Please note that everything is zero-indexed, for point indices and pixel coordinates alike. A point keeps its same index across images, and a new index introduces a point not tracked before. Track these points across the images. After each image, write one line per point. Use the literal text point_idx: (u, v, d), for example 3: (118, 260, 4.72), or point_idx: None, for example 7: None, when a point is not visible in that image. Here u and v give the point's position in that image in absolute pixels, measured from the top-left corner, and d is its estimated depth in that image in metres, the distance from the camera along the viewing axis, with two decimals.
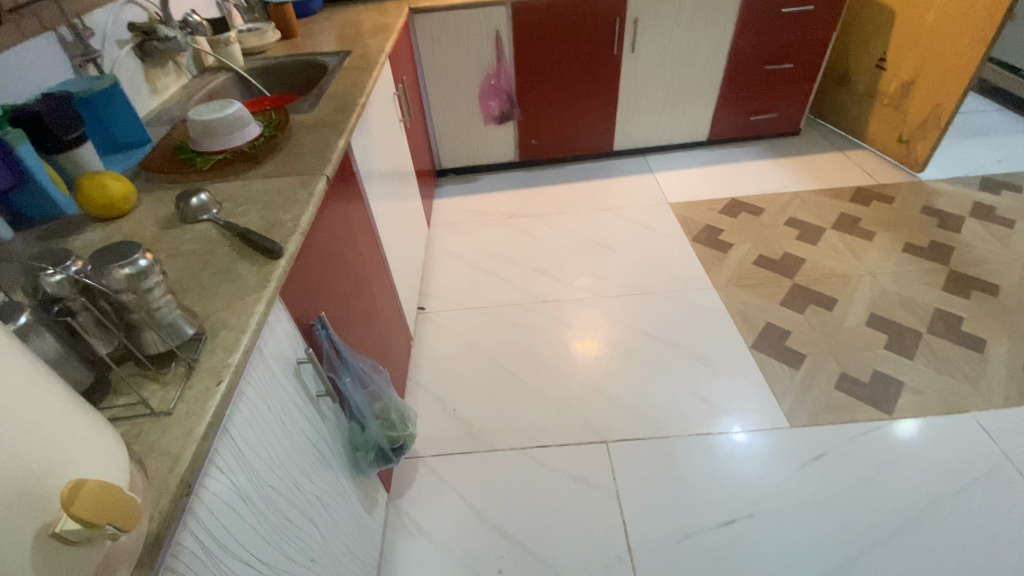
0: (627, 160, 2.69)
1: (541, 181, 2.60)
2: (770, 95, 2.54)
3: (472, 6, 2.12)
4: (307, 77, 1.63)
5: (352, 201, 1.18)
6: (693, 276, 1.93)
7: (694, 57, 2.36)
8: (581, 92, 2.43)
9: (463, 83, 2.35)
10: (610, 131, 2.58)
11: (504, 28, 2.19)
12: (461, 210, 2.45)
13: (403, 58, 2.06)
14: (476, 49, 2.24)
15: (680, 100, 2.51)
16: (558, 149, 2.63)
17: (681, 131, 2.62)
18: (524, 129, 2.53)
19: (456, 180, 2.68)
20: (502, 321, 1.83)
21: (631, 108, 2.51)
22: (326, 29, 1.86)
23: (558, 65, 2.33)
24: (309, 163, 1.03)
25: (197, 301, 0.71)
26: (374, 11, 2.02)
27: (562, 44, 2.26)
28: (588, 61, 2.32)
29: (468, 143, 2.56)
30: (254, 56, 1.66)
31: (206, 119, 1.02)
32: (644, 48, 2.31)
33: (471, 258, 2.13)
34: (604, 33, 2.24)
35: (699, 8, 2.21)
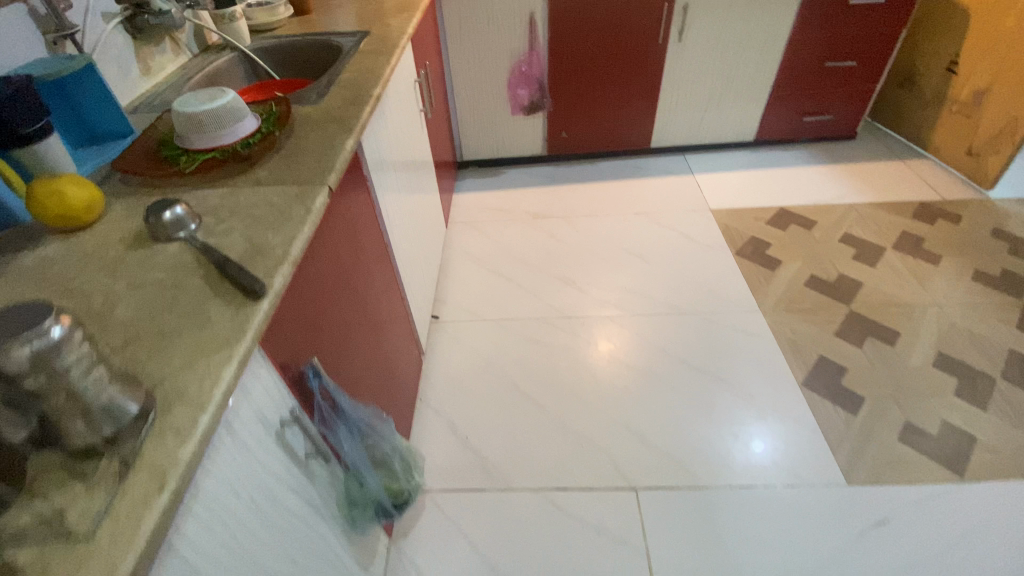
0: (663, 159, 2.48)
1: (569, 179, 2.41)
2: (828, 94, 2.30)
3: None
4: (319, 60, 1.47)
5: (359, 210, 1.02)
6: (736, 296, 1.74)
7: (747, 49, 2.14)
8: (619, 83, 2.22)
9: (491, 69, 2.16)
10: (648, 126, 2.38)
11: (539, 10, 1.99)
12: (483, 207, 2.28)
13: (427, 40, 1.88)
14: (507, 32, 2.05)
15: (727, 96, 2.29)
16: (590, 144, 2.43)
17: (726, 129, 2.40)
18: (554, 122, 2.34)
19: (479, 173, 2.50)
20: (523, 337, 1.67)
21: (672, 103, 2.30)
22: (343, 6, 1.69)
23: (596, 53, 2.12)
24: (310, 168, 0.87)
25: (153, 358, 0.56)
26: None
27: (601, 29, 2.05)
28: (629, 50, 2.11)
29: (493, 134, 2.38)
30: (262, 34, 1.50)
31: (191, 111, 0.87)
32: (692, 38, 2.09)
33: (490, 263, 1.97)
34: (649, 19, 2.03)
35: None
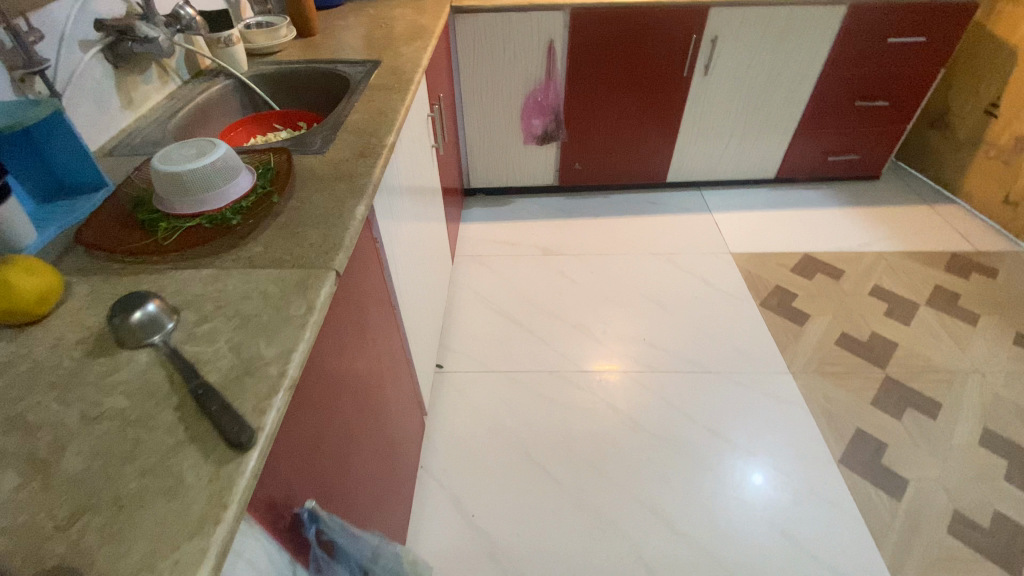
0: (680, 194, 2.37)
1: (582, 212, 2.29)
2: (855, 134, 2.20)
3: (523, 10, 1.80)
4: (322, 90, 1.33)
5: (366, 282, 0.88)
6: (763, 354, 1.63)
7: (774, 86, 2.04)
8: (639, 115, 2.11)
9: (505, 95, 2.04)
10: (666, 160, 2.27)
11: (559, 37, 1.87)
12: (490, 239, 2.15)
13: (439, 66, 1.76)
14: (524, 59, 1.92)
15: (750, 133, 2.18)
16: (604, 175, 2.31)
17: (747, 165, 2.30)
18: (568, 152, 2.22)
19: (486, 201, 2.38)
20: (535, 394, 1.54)
21: (693, 136, 2.19)
22: (351, 29, 1.56)
23: (616, 84, 2.01)
24: (312, 245, 0.73)
25: (105, 544, 0.43)
26: (409, 9, 1.71)
27: (623, 60, 1.94)
28: (651, 82, 2.00)
29: (503, 162, 2.25)
30: (262, 59, 1.36)
31: (172, 170, 0.74)
32: (718, 71, 1.98)
33: (498, 303, 1.83)
34: (675, 51, 1.92)
35: (789, 32, 1.88)
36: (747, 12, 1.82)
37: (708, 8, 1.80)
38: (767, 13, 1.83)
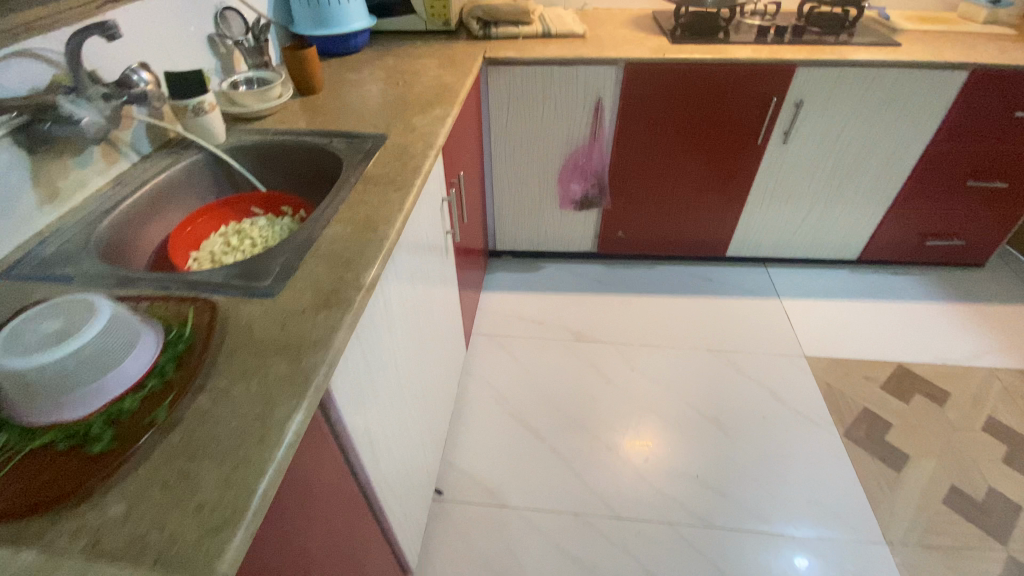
0: (741, 270, 2.03)
1: (623, 286, 1.98)
2: (961, 216, 1.83)
3: (569, 65, 1.53)
4: (313, 168, 1.08)
5: (299, 521, 0.59)
6: (848, 513, 1.28)
7: (867, 157, 1.69)
8: (698, 183, 1.80)
9: (541, 155, 1.76)
10: (726, 233, 1.94)
11: (609, 95, 1.59)
12: (514, 315, 1.85)
13: (466, 127, 1.50)
14: (566, 117, 1.65)
15: (831, 208, 1.84)
16: (651, 245, 2.00)
17: (823, 243, 1.94)
18: (611, 219, 1.92)
19: (514, 265, 2.09)
20: (554, 547, 1.23)
21: (761, 208, 1.86)
22: (363, 86, 1.32)
23: (673, 148, 1.71)
24: (201, 511, 0.45)
25: None
26: (436, 61, 1.47)
27: (683, 122, 1.64)
28: (717, 148, 1.69)
29: (536, 225, 1.98)
30: (248, 125, 1.13)
31: (10, 362, 0.48)
32: (800, 140, 1.65)
33: (517, 405, 1.53)
34: (748, 115, 1.60)
35: (891, 99, 1.55)
36: (842, 73, 1.49)
37: (794, 67, 1.49)
38: (867, 76, 1.50)
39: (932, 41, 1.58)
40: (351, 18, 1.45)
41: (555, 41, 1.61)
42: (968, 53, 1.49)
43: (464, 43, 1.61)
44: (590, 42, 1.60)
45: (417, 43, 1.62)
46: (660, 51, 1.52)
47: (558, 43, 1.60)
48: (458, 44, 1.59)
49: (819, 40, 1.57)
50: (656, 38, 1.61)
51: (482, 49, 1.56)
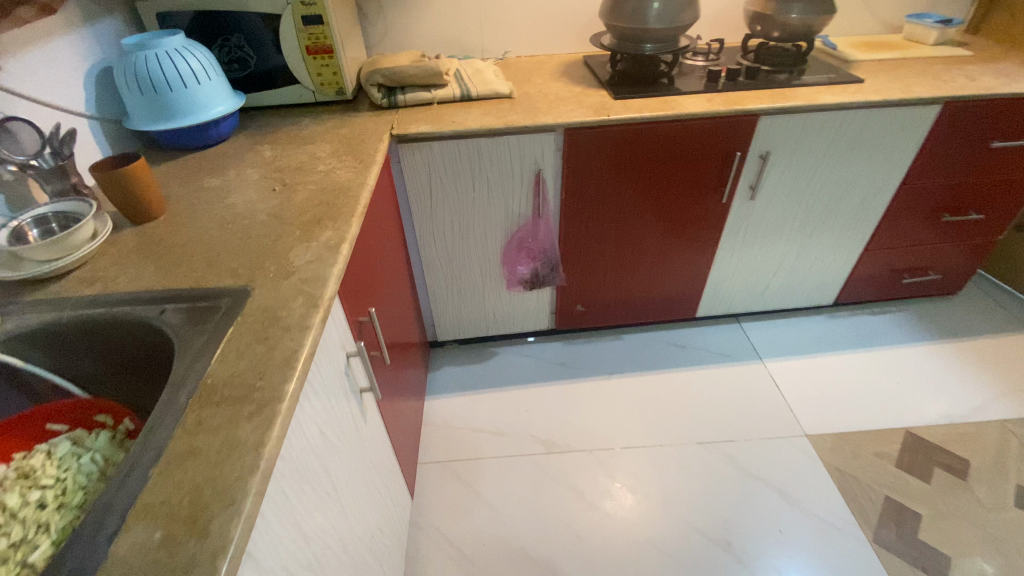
0: (715, 330, 1.81)
1: (591, 368, 1.70)
2: (936, 250, 1.70)
3: (498, 134, 1.26)
4: (143, 348, 0.73)
5: None
6: None
7: (840, 201, 1.52)
8: (660, 247, 1.57)
9: (477, 237, 1.46)
10: (695, 294, 1.72)
11: (549, 164, 1.33)
12: (468, 427, 1.52)
13: (379, 224, 1.18)
14: (502, 192, 1.37)
15: (804, 257, 1.66)
16: (616, 315, 1.75)
17: (799, 292, 1.76)
18: (567, 294, 1.65)
19: (459, 354, 1.75)
20: None
21: (732, 264, 1.65)
22: (227, 196, 0.98)
23: (629, 213, 1.47)
24: None
25: None
26: (329, 145, 1.15)
27: (638, 185, 1.41)
28: (679, 208, 1.47)
29: (480, 312, 1.65)
30: (38, 293, 0.76)
31: None
32: (768, 191, 1.45)
33: (489, 566, 1.21)
34: (710, 172, 1.39)
35: (861, 141, 1.38)
36: (809, 119, 1.31)
37: (757, 117, 1.29)
38: (836, 119, 1.32)
39: (890, 73, 1.43)
40: (206, 100, 1.12)
41: (477, 105, 1.34)
42: (935, 85, 1.35)
43: (365, 115, 1.30)
44: (520, 104, 1.34)
45: (305, 121, 1.29)
46: (604, 110, 1.28)
47: (481, 107, 1.32)
48: (358, 119, 1.28)
49: (775, 81, 1.39)
50: (595, 92, 1.37)
51: (389, 122, 1.26)
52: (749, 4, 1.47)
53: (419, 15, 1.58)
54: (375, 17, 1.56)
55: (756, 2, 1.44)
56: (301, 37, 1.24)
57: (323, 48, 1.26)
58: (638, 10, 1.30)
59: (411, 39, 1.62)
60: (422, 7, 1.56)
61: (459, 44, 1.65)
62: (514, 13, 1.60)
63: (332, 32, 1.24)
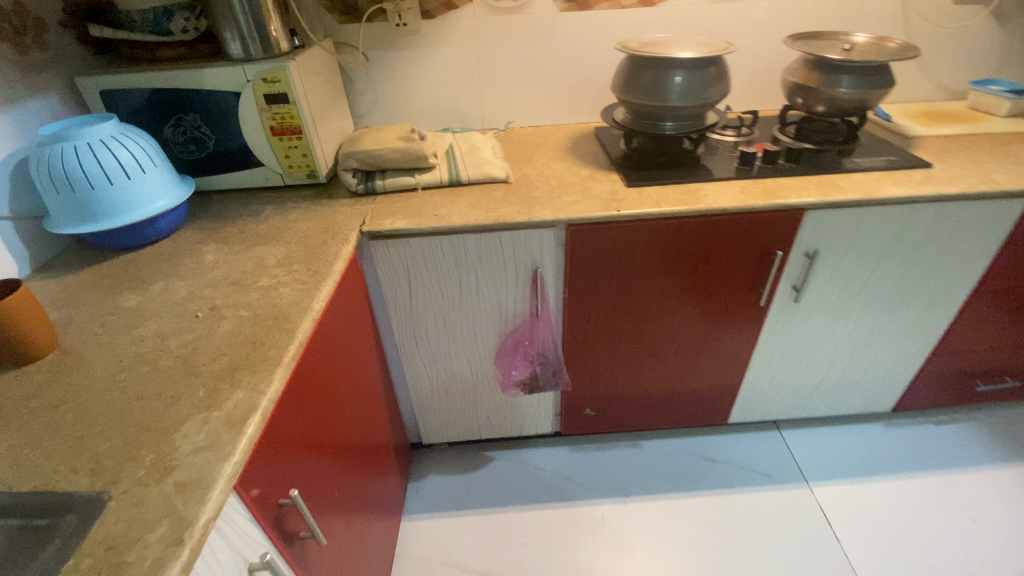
0: (750, 440, 1.54)
1: (602, 485, 1.44)
2: (1018, 355, 1.42)
3: (487, 230, 1.06)
4: None
5: None
6: None
7: (902, 303, 1.27)
8: (683, 349, 1.32)
9: (465, 339, 1.24)
10: (727, 400, 1.46)
11: (548, 262, 1.12)
12: (451, 563, 1.28)
13: (345, 341, 0.98)
14: (493, 293, 1.16)
15: (857, 363, 1.40)
16: (632, 421, 1.49)
17: (850, 400, 1.49)
18: (574, 399, 1.40)
19: (448, 460, 1.52)
20: None
21: (772, 369, 1.39)
22: (138, 325, 0.79)
23: (647, 315, 1.24)
24: None
25: None
26: (282, 247, 0.97)
27: (657, 285, 1.18)
28: (706, 309, 1.24)
29: (471, 416, 1.42)
30: None
31: None
32: (814, 293, 1.21)
33: None
34: (744, 271, 1.16)
35: (930, 238, 1.14)
36: (866, 215, 1.08)
37: (801, 212, 1.06)
38: (899, 215, 1.09)
39: (963, 154, 1.20)
40: (139, 195, 0.95)
41: (467, 192, 1.15)
42: (1020, 173, 1.11)
43: (336, 204, 1.12)
44: (516, 191, 1.15)
45: (267, 209, 1.12)
46: (614, 203, 1.08)
47: (471, 195, 1.14)
48: (328, 208, 1.11)
49: (822, 164, 1.17)
50: (605, 178, 1.18)
51: (361, 214, 1.08)
52: (788, 74, 1.26)
53: (412, 84, 1.42)
54: (364, 86, 1.41)
55: (798, 72, 1.23)
56: (265, 117, 1.08)
57: (291, 128, 1.09)
58: (657, 86, 1.11)
59: (404, 108, 1.46)
60: (415, 75, 1.41)
61: (457, 114, 1.48)
62: (517, 82, 1.44)
63: (301, 111, 1.08)
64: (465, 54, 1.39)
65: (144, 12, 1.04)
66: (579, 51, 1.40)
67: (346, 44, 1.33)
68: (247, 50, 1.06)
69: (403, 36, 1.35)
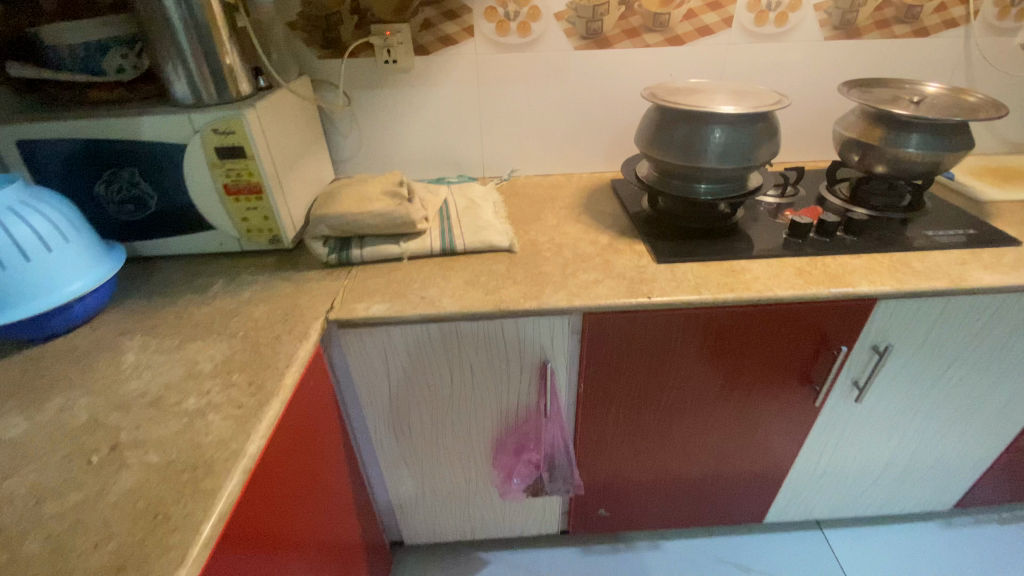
0: (788, 542, 1.33)
1: None
2: None
3: (487, 320, 0.86)
4: None
5: None
6: None
7: (979, 400, 1.07)
8: (718, 446, 1.12)
9: (458, 437, 1.02)
10: (765, 499, 1.25)
11: (561, 355, 0.92)
12: None
13: (306, 463, 0.77)
14: (492, 389, 0.95)
15: (917, 461, 1.20)
16: (652, 520, 1.27)
17: (905, 499, 1.29)
18: (586, 499, 1.19)
19: (436, 563, 1.30)
20: None
21: (819, 468, 1.19)
22: (10, 473, 0.59)
23: (677, 411, 1.04)
24: None
25: None
26: (225, 344, 0.76)
27: (690, 380, 0.98)
28: (748, 405, 1.04)
29: (464, 516, 1.20)
30: None
31: None
32: (877, 389, 1.02)
33: None
34: (796, 366, 0.97)
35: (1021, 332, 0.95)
36: (949, 305, 0.89)
37: (871, 304, 0.87)
38: (987, 306, 0.90)
39: None
40: (67, 272, 0.77)
41: (463, 263, 0.95)
42: None
43: (302, 278, 0.91)
44: (522, 263, 0.96)
45: (217, 282, 0.91)
46: (642, 285, 0.88)
47: (468, 268, 0.94)
48: (292, 282, 0.90)
49: (887, 237, 0.98)
50: (629, 249, 0.98)
51: (331, 291, 0.87)
52: (842, 126, 1.08)
53: (403, 127, 1.24)
54: (348, 128, 1.22)
55: (855, 125, 1.05)
56: (217, 173, 0.88)
57: (249, 187, 0.90)
58: (692, 143, 0.92)
59: (393, 152, 1.27)
60: (407, 117, 1.22)
61: (454, 160, 1.30)
62: (524, 127, 1.26)
63: (260, 168, 0.88)
64: (465, 95, 1.21)
65: (71, 46, 0.84)
66: (596, 94, 1.23)
67: (326, 82, 1.15)
68: (193, 86, 0.86)
69: (393, 74, 1.16)
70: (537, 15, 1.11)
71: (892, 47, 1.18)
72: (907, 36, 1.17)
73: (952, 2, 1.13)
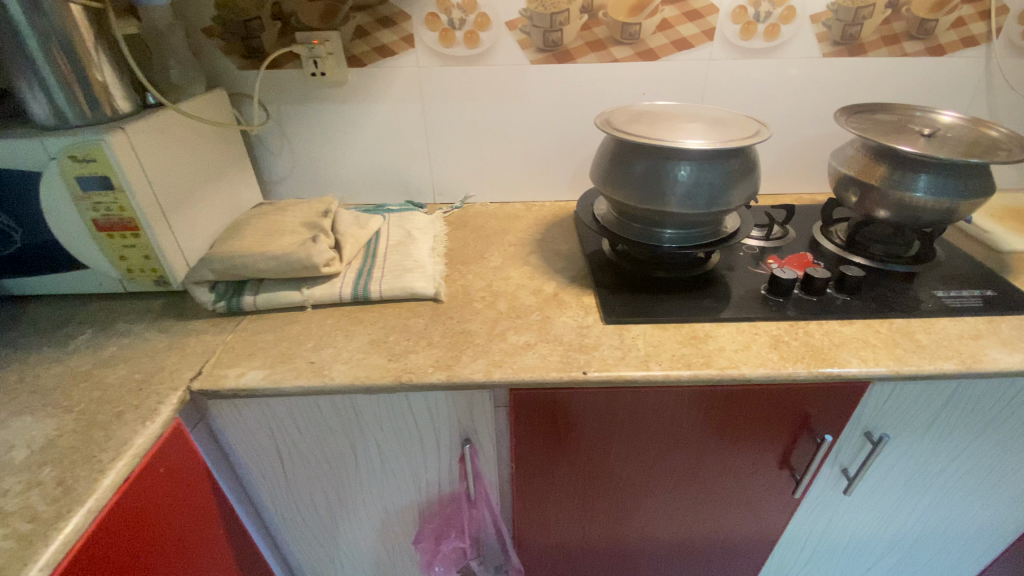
0: None
1: None
2: None
3: (392, 394, 0.71)
4: None
5: None
6: None
7: (992, 491, 0.90)
8: (684, 532, 0.96)
9: (374, 517, 0.88)
10: None
11: (486, 433, 0.77)
12: None
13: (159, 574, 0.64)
14: (408, 468, 0.81)
15: (918, 551, 1.03)
16: None
17: None
18: None
19: None
20: None
21: (802, 555, 1.02)
22: None
23: (632, 496, 0.88)
24: None
25: None
26: (56, 421, 0.63)
27: (646, 463, 0.83)
28: (716, 491, 0.88)
29: None
30: None
31: None
32: (869, 478, 0.85)
33: None
34: (771, 451, 0.81)
35: None
36: (957, 389, 0.73)
37: (860, 389, 0.72)
38: (1004, 393, 0.74)
39: None
40: None
41: (375, 315, 0.80)
42: None
43: (183, 330, 0.78)
44: (446, 316, 0.81)
45: (86, 331, 0.78)
46: (580, 354, 0.73)
47: (379, 322, 0.79)
48: (170, 335, 0.77)
49: (886, 298, 0.81)
50: (574, 303, 0.83)
51: (208, 350, 0.73)
52: (838, 160, 0.92)
53: (340, 147, 1.10)
54: (278, 147, 1.09)
55: (853, 160, 0.88)
56: (83, 206, 0.75)
57: (123, 223, 0.76)
58: (650, 182, 0.77)
59: (330, 174, 1.13)
60: (343, 136, 1.09)
61: (399, 184, 1.16)
62: (477, 148, 1.11)
63: (133, 201, 0.74)
64: (408, 112, 1.06)
65: None
66: (558, 114, 1.07)
67: (250, 96, 1.02)
68: (55, 107, 0.72)
69: (325, 87, 1.02)
70: (486, 24, 0.97)
71: (901, 67, 1.01)
72: (919, 54, 1.00)
73: (973, 17, 0.96)
